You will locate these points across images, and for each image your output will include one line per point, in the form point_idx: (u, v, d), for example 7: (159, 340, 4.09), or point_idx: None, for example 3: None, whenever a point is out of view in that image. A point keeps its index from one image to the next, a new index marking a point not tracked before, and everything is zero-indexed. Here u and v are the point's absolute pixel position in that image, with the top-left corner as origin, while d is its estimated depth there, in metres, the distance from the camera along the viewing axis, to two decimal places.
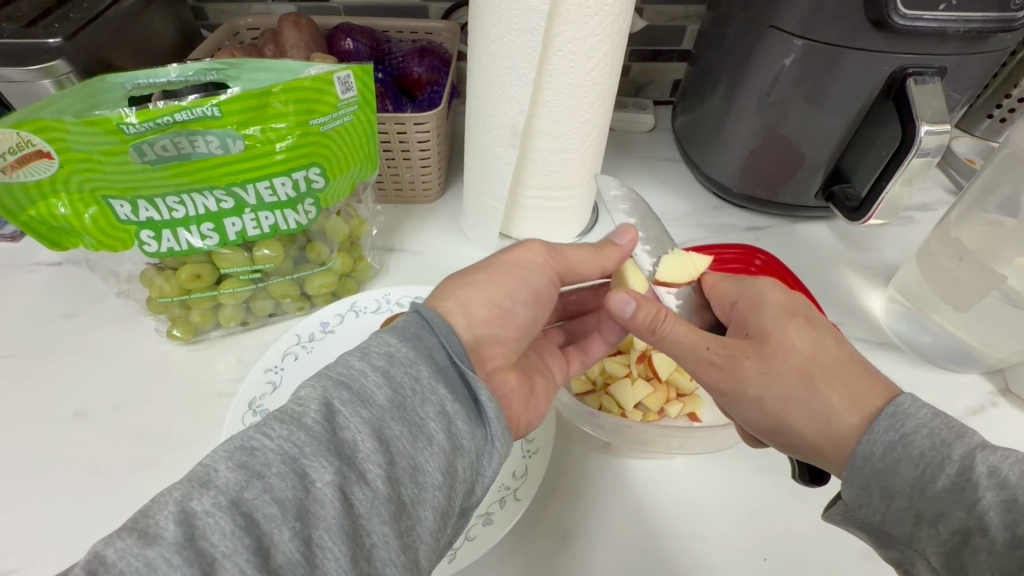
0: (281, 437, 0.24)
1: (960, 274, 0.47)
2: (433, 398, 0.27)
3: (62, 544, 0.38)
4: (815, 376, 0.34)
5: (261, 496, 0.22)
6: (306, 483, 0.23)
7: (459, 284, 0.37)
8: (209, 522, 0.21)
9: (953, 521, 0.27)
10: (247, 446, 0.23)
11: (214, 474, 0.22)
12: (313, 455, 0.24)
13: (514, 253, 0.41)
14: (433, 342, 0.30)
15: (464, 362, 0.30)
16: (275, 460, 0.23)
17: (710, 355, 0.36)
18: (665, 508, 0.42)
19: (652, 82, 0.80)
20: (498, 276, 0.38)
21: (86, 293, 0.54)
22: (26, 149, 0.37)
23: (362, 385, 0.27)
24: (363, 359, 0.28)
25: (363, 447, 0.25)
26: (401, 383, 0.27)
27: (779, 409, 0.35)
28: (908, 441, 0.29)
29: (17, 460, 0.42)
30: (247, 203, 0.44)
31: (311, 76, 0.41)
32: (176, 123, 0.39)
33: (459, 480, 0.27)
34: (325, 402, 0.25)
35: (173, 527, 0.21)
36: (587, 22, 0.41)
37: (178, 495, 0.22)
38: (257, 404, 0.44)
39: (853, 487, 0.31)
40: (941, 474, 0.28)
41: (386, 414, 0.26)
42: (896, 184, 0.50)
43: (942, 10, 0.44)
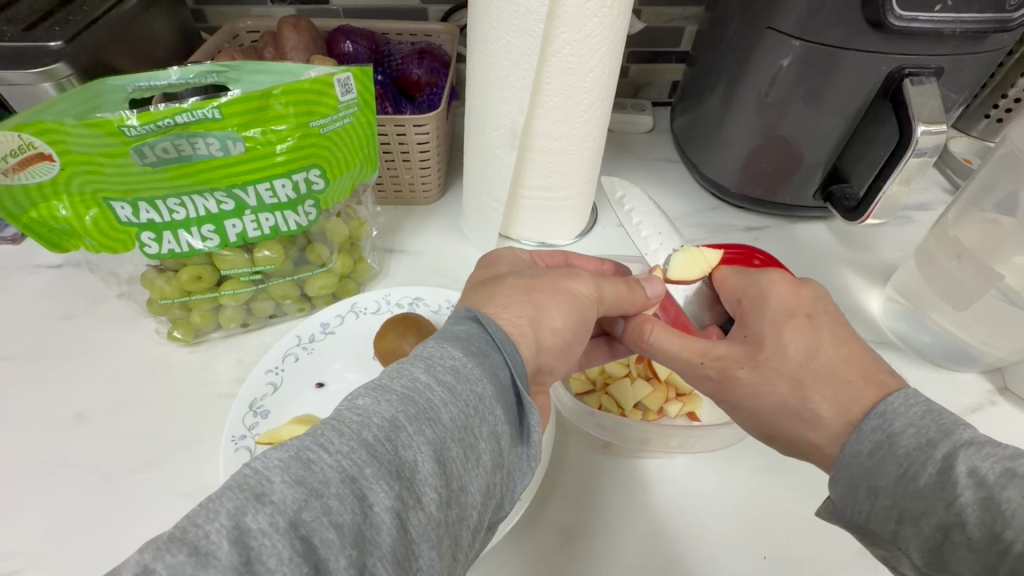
0: (341, 452, 0.22)
1: (959, 273, 0.47)
2: (491, 418, 0.27)
3: (64, 544, 0.38)
4: (807, 385, 0.34)
5: (321, 518, 0.20)
6: (365, 505, 0.21)
7: (526, 302, 0.34)
8: (264, 544, 0.19)
9: (935, 518, 0.27)
10: (303, 459, 0.22)
11: (268, 487, 0.20)
12: (374, 476, 0.22)
13: (572, 277, 0.38)
14: (497, 360, 0.29)
15: (522, 383, 0.30)
16: (335, 478, 0.21)
17: (702, 369, 0.37)
18: (664, 508, 0.42)
19: (650, 83, 0.80)
20: (565, 301, 0.36)
21: (86, 294, 0.54)
22: (27, 152, 0.37)
23: (428, 401, 0.25)
24: (428, 371, 0.27)
25: (425, 468, 0.23)
26: (465, 401, 0.26)
27: (775, 419, 0.36)
28: (895, 441, 0.30)
29: (18, 461, 0.42)
30: (248, 204, 0.44)
31: (311, 78, 0.41)
32: (177, 125, 0.39)
33: (490, 498, 0.27)
34: (389, 417, 0.24)
35: (227, 547, 0.18)
36: (586, 24, 0.41)
37: (229, 509, 0.19)
38: (257, 404, 0.45)
39: (840, 486, 0.32)
40: (923, 472, 0.28)
41: (449, 434, 0.25)
42: (894, 183, 0.50)
43: (938, 10, 0.44)
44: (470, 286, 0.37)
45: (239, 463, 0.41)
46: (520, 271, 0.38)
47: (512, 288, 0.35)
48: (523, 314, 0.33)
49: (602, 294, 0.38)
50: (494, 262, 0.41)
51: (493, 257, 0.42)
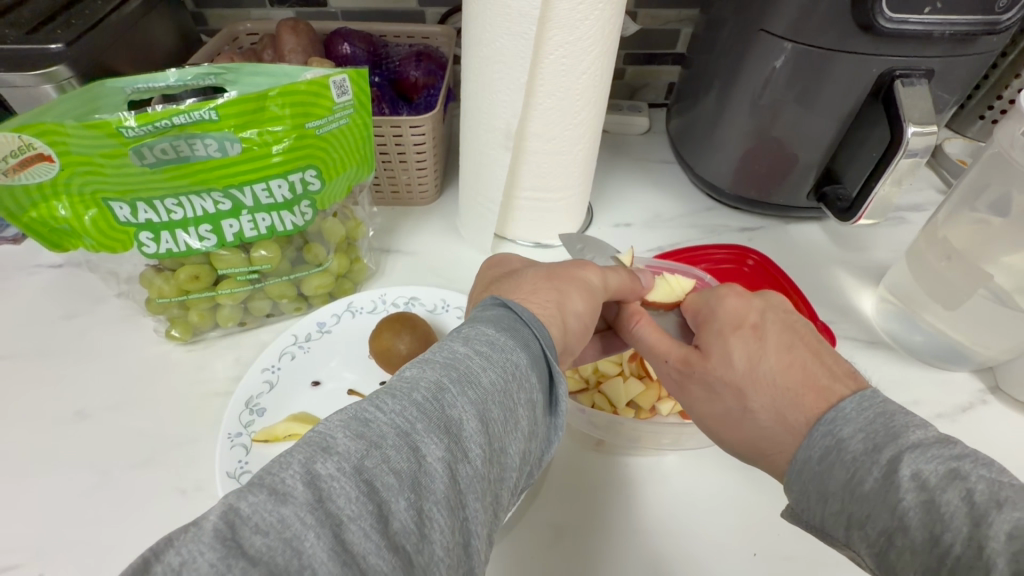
0: (394, 411, 0.24)
1: (949, 273, 0.47)
2: (529, 384, 0.28)
3: (62, 539, 0.39)
4: (749, 393, 0.35)
5: (381, 465, 0.22)
6: (418, 456, 0.23)
7: (551, 289, 0.36)
8: (334, 485, 0.21)
9: (880, 523, 0.26)
10: (361, 417, 0.23)
11: (333, 441, 0.22)
12: (425, 431, 0.23)
13: (585, 267, 0.39)
14: (528, 333, 0.30)
15: (553, 356, 0.31)
16: (390, 433, 0.23)
17: (665, 366, 0.40)
18: (655, 505, 0.43)
19: (646, 85, 0.80)
20: (585, 288, 0.37)
21: (86, 294, 0.54)
22: (27, 153, 0.38)
23: (470, 366, 0.26)
24: (466, 344, 0.28)
25: (470, 426, 0.24)
26: (503, 367, 0.27)
27: (719, 425, 0.38)
28: (843, 447, 0.29)
29: (17, 458, 0.43)
30: (245, 205, 0.44)
31: (307, 80, 0.42)
32: (174, 126, 0.40)
33: (529, 466, 0.28)
34: (434, 381, 0.25)
35: (302, 488, 0.20)
36: (578, 27, 0.42)
37: (301, 459, 0.21)
38: (253, 403, 0.45)
39: (793, 492, 0.31)
40: (868, 477, 0.27)
41: (490, 395, 0.26)
42: (885, 184, 0.51)
43: (927, 13, 0.44)
44: (493, 282, 0.39)
45: (233, 460, 0.41)
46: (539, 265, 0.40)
47: (536, 277, 0.37)
48: (550, 299, 0.35)
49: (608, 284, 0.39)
50: (507, 262, 0.43)
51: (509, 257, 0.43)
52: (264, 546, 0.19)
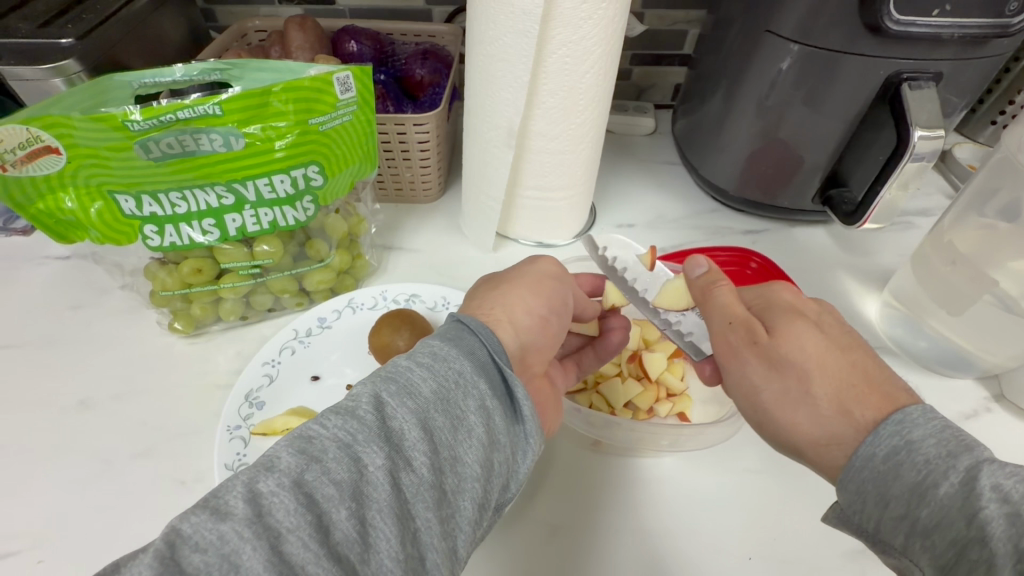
0: (336, 426, 0.25)
1: (954, 278, 0.47)
2: (476, 390, 0.29)
3: (62, 527, 0.39)
4: (812, 378, 0.35)
5: (321, 477, 0.23)
6: (359, 466, 0.24)
7: (499, 295, 0.38)
8: (274, 500, 0.22)
9: (951, 533, 0.26)
10: (304, 435, 0.25)
11: (276, 458, 0.24)
12: (366, 442, 0.25)
13: (539, 263, 0.42)
14: (474, 341, 0.31)
15: (503, 361, 0.31)
16: (332, 447, 0.24)
17: (731, 333, 0.39)
18: (652, 506, 0.43)
19: (653, 86, 0.80)
20: (536, 287, 0.39)
21: (92, 285, 0.55)
22: (35, 145, 0.38)
23: (410, 378, 0.28)
24: (409, 358, 0.29)
25: (410, 435, 0.26)
26: (443, 376, 0.28)
27: (773, 403, 0.36)
28: (914, 447, 0.29)
29: (21, 445, 0.44)
30: (247, 199, 0.45)
31: (311, 76, 0.42)
32: (179, 120, 0.40)
33: (495, 475, 0.28)
34: (374, 395, 0.27)
35: (242, 505, 0.22)
36: (582, 26, 0.41)
37: (246, 478, 0.23)
38: (253, 396, 0.45)
39: (848, 491, 0.31)
40: (943, 482, 0.27)
41: (431, 405, 0.27)
42: (892, 188, 0.50)
43: (936, 15, 0.44)
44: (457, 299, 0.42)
45: (233, 452, 0.42)
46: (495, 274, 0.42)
47: (487, 286, 0.39)
48: (496, 304, 0.37)
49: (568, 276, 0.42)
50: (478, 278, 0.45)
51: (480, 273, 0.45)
52: (204, 563, 0.20)
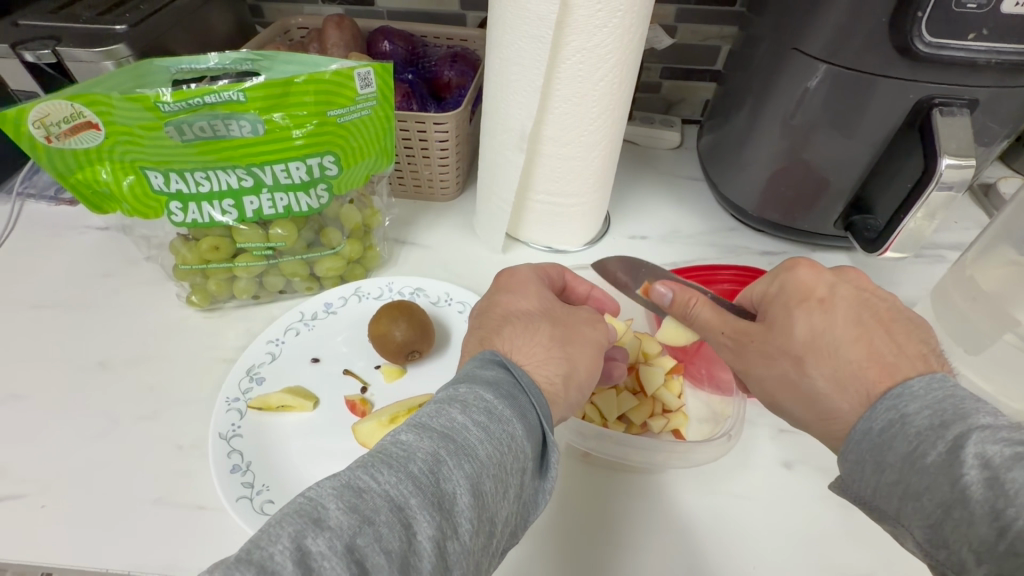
0: (389, 482, 0.24)
1: (973, 313, 0.44)
2: (524, 455, 0.28)
3: (66, 477, 0.42)
4: (807, 361, 0.35)
5: (373, 544, 0.22)
6: (410, 534, 0.23)
7: (561, 357, 0.35)
8: (323, 565, 0.20)
9: (938, 495, 0.26)
10: (354, 488, 0.23)
11: (324, 513, 0.22)
12: (419, 507, 0.23)
13: (596, 326, 0.40)
14: (525, 402, 0.30)
15: (548, 425, 0.31)
16: (383, 507, 0.23)
17: (722, 339, 0.39)
18: (634, 522, 0.42)
19: (683, 100, 0.79)
20: (592, 356, 0.37)
21: (125, 256, 0.59)
22: (78, 120, 0.42)
23: (468, 438, 0.27)
24: (464, 412, 0.28)
25: (461, 501, 0.25)
26: (499, 439, 0.27)
27: (776, 389, 0.37)
28: (907, 420, 0.29)
29: (43, 397, 0.47)
30: (265, 183, 0.47)
31: (333, 70, 0.44)
32: (206, 104, 0.43)
33: (510, 528, 0.28)
34: (431, 452, 0.25)
35: (291, 565, 0.20)
36: (596, 33, 0.42)
37: (293, 532, 0.21)
38: (254, 371, 0.48)
39: (848, 462, 0.31)
40: (931, 451, 0.27)
41: (484, 470, 0.26)
42: (916, 215, 0.48)
43: (972, 39, 0.42)
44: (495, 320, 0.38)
45: (227, 422, 0.43)
46: (551, 318, 0.38)
47: (550, 339, 0.36)
48: (558, 372, 0.34)
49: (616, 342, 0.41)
50: (508, 285, 0.42)
51: (521, 284, 0.41)
52: None
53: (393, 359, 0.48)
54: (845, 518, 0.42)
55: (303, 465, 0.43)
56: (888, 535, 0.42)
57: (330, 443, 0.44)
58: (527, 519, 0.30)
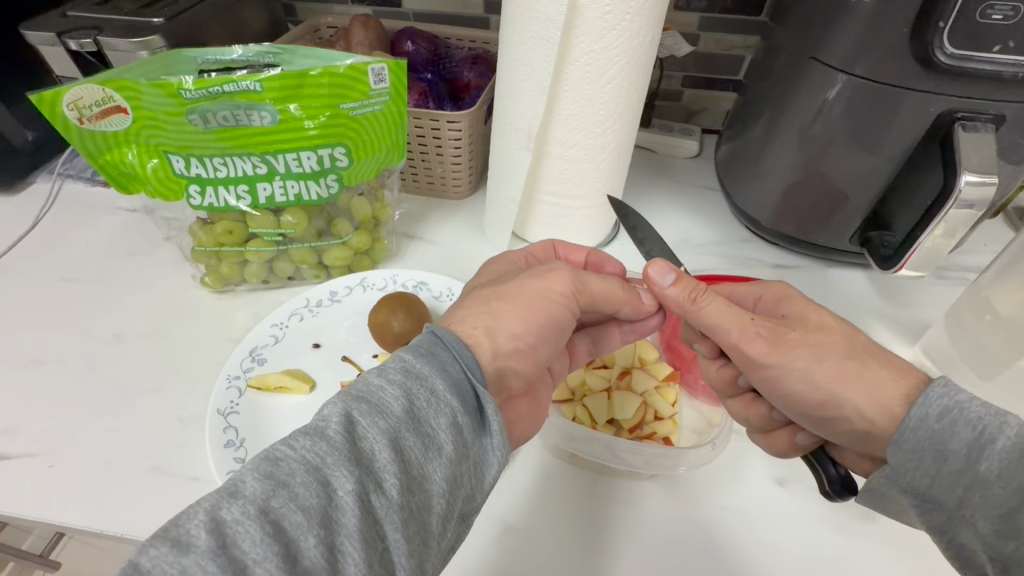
0: (304, 448, 0.25)
1: (987, 336, 0.43)
2: (449, 407, 0.28)
3: (75, 441, 0.44)
4: (861, 351, 0.36)
5: (288, 504, 0.23)
6: (327, 491, 0.24)
7: (485, 312, 0.36)
8: (239, 529, 0.22)
9: (1013, 481, 0.27)
10: (272, 458, 0.24)
11: (243, 484, 0.23)
12: (334, 464, 0.24)
13: (548, 276, 0.40)
14: (447, 357, 0.30)
15: (478, 377, 0.30)
16: (298, 470, 0.24)
17: (754, 328, 0.37)
18: (615, 528, 0.41)
19: (704, 110, 0.78)
20: (525, 307, 0.37)
21: (149, 237, 0.61)
22: (108, 104, 0.44)
23: (381, 397, 0.27)
24: (380, 375, 0.28)
25: (381, 456, 0.25)
26: (416, 394, 0.28)
27: (831, 382, 0.35)
28: (965, 406, 0.29)
29: (61, 364, 0.49)
30: (278, 170, 0.49)
31: (347, 65, 0.46)
32: (225, 93, 0.45)
33: (460, 491, 0.28)
34: (345, 414, 0.26)
35: (207, 536, 0.22)
36: (604, 35, 0.42)
37: (211, 505, 0.23)
38: (257, 352, 0.49)
39: (902, 451, 0.31)
40: (1000, 435, 0.28)
41: (402, 424, 0.26)
42: (934, 232, 0.47)
43: (998, 51, 0.41)
44: (474, 287, 0.42)
45: (226, 399, 0.45)
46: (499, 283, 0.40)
47: (474, 301, 0.38)
48: (478, 324, 0.35)
49: (579, 290, 0.40)
50: (510, 261, 0.46)
51: (495, 273, 0.44)
52: None
53: (390, 349, 0.49)
54: (840, 541, 0.41)
55: None
56: (882, 561, 0.40)
57: None
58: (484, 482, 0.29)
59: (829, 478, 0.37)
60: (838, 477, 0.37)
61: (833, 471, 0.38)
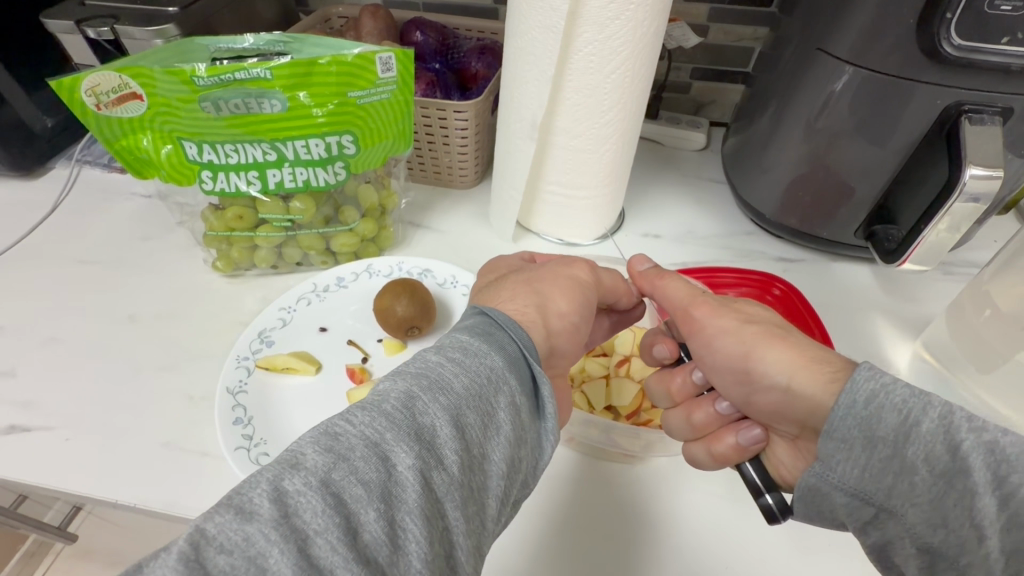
0: (363, 424, 0.25)
1: (985, 330, 0.44)
2: (506, 387, 0.29)
3: (90, 415, 0.46)
4: (792, 329, 0.38)
5: (348, 477, 0.23)
6: (388, 466, 0.24)
7: (531, 292, 0.38)
8: (300, 500, 0.22)
9: (938, 466, 0.28)
10: (330, 432, 0.25)
11: (302, 457, 0.24)
12: (395, 440, 0.25)
13: (572, 264, 0.42)
14: (505, 337, 0.31)
15: (533, 358, 0.32)
16: (359, 445, 0.24)
17: (702, 297, 0.42)
18: (610, 510, 0.42)
19: (713, 102, 0.78)
20: (568, 288, 0.39)
21: (162, 222, 0.63)
22: (124, 90, 0.45)
23: (442, 374, 0.28)
24: (439, 353, 0.29)
25: (442, 432, 0.26)
26: (476, 372, 0.29)
27: (757, 338, 0.38)
28: (890, 389, 0.29)
29: (77, 343, 0.51)
30: (287, 157, 0.50)
31: (356, 54, 0.47)
32: (237, 80, 0.46)
33: (515, 472, 0.28)
34: (406, 390, 0.27)
35: (268, 505, 0.22)
36: (608, 26, 0.43)
37: (272, 476, 0.23)
38: (265, 334, 0.51)
39: (833, 441, 0.31)
40: (924, 418, 0.28)
41: (463, 401, 0.27)
42: (937, 227, 0.46)
43: (1006, 43, 0.40)
44: (489, 281, 0.42)
45: (235, 378, 0.46)
46: (513, 272, 0.42)
47: (516, 283, 0.39)
48: (530, 303, 0.37)
49: (599, 279, 0.42)
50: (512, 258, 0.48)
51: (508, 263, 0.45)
52: (227, 564, 0.20)
53: (394, 333, 0.50)
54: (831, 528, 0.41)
55: (302, 424, 0.45)
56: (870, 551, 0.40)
57: (331, 405, 0.47)
58: (535, 463, 0.30)
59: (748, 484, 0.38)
60: (758, 481, 0.38)
61: (753, 476, 0.38)
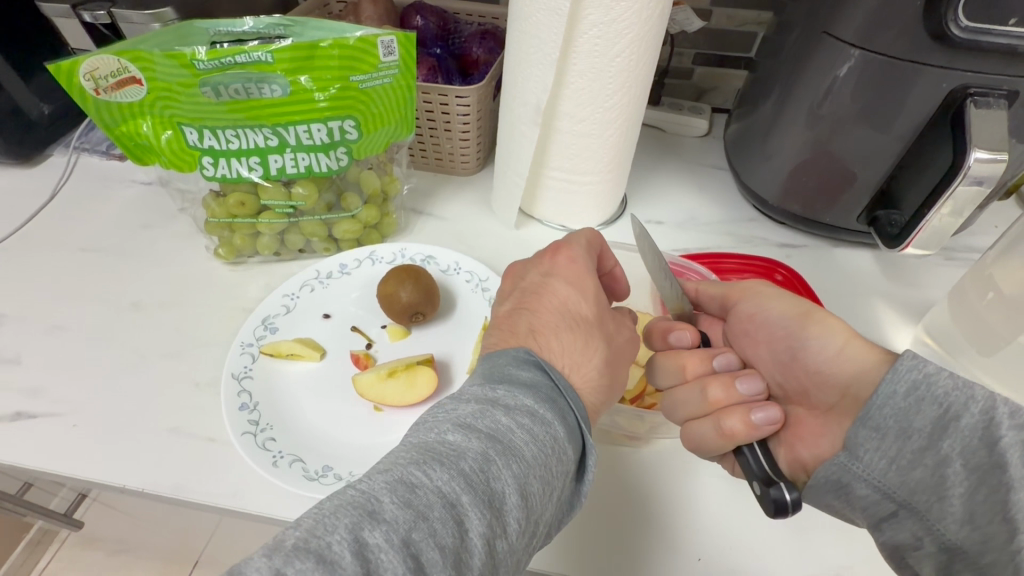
0: (441, 480, 0.25)
1: (988, 314, 0.44)
2: (566, 458, 0.30)
3: (96, 402, 0.46)
4: None
5: (428, 539, 0.23)
6: (462, 530, 0.24)
7: (608, 382, 0.37)
8: (382, 557, 0.22)
9: (972, 461, 0.27)
10: (408, 483, 0.25)
11: (379, 506, 0.23)
12: (470, 504, 0.25)
13: (636, 339, 0.41)
14: (565, 406, 0.32)
15: (586, 428, 0.32)
16: (436, 503, 0.24)
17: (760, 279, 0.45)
18: (615, 492, 0.43)
19: (715, 89, 0.78)
20: (626, 374, 0.39)
21: (163, 210, 0.63)
22: (123, 75, 0.45)
23: (512, 438, 0.28)
24: (509, 415, 0.29)
25: (510, 500, 0.26)
26: (544, 441, 0.29)
27: (812, 307, 0.40)
28: (932, 381, 0.29)
29: (81, 330, 0.51)
30: (289, 143, 0.50)
31: (358, 37, 0.46)
32: (237, 64, 0.46)
33: (546, 532, 0.30)
34: (481, 451, 0.27)
35: (351, 558, 0.21)
36: (613, 7, 0.42)
37: (351, 525, 0.22)
38: (269, 321, 0.51)
39: (866, 429, 0.31)
40: (965, 413, 0.28)
41: (532, 471, 0.27)
42: (940, 210, 0.46)
43: (1013, 24, 0.40)
44: (569, 316, 0.37)
45: (240, 364, 0.47)
46: (603, 318, 0.39)
47: (604, 363, 0.36)
48: (601, 400, 0.36)
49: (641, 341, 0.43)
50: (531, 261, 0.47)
51: (583, 284, 0.39)
52: None
53: (398, 319, 0.50)
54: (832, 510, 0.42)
55: (309, 410, 0.45)
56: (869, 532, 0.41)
57: (338, 391, 0.47)
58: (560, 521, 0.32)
59: (755, 474, 0.36)
60: (766, 469, 0.36)
61: (760, 463, 0.37)
